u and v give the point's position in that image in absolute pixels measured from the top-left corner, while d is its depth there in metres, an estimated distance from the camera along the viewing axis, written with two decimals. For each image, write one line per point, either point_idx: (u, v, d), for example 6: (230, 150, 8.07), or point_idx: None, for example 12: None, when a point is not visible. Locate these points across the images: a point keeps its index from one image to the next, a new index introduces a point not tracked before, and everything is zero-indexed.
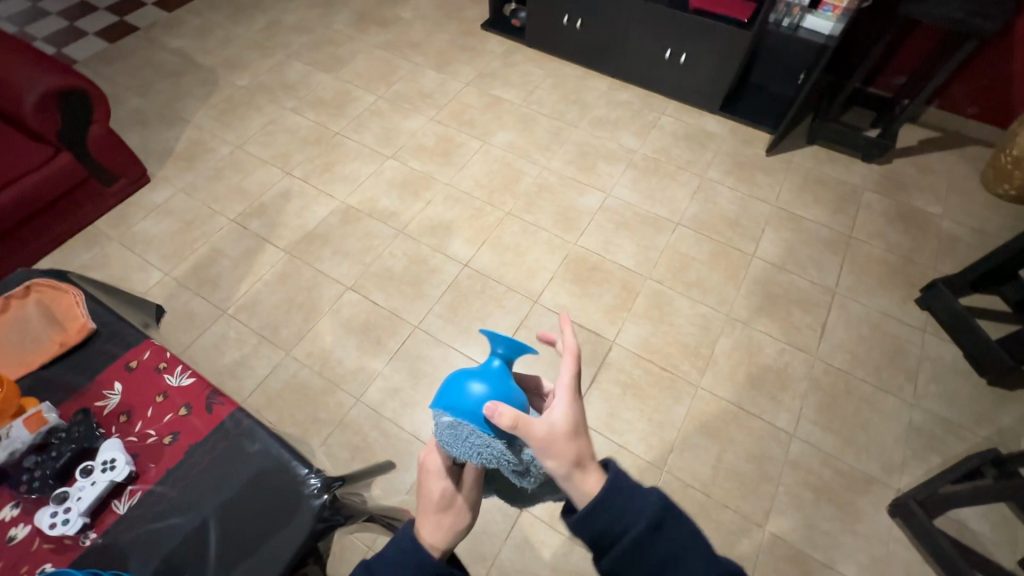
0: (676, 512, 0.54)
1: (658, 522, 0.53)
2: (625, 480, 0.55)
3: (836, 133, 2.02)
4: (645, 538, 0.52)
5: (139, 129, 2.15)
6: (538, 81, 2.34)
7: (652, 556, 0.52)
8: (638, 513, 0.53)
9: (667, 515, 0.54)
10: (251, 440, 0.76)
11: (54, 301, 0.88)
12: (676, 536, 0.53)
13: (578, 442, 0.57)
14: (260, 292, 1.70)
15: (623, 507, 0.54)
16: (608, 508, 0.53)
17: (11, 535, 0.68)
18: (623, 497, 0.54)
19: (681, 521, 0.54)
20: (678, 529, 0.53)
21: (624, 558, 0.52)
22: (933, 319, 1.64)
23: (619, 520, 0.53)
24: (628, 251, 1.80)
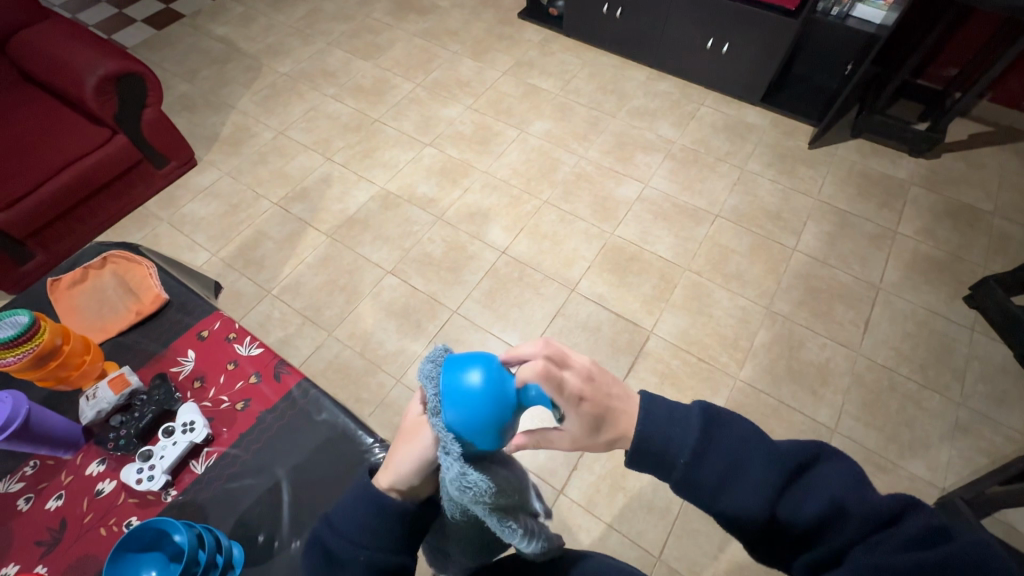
0: (722, 416, 0.57)
1: (706, 429, 0.56)
2: (661, 401, 0.59)
3: (881, 126, 1.98)
4: (703, 445, 0.55)
5: (186, 114, 2.21)
6: (576, 70, 2.33)
7: (713, 464, 0.54)
8: (685, 430, 0.56)
9: (715, 418, 0.57)
10: (318, 409, 0.78)
11: (128, 272, 0.92)
12: (727, 438, 0.55)
13: (606, 429, 0.60)
14: (303, 274, 1.75)
15: (669, 428, 0.57)
16: (654, 435, 0.57)
17: (99, 489, 0.73)
18: (666, 419, 0.57)
19: (730, 422, 0.56)
20: (730, 431, 0.56)
21: (688, 473, 0.55)
22: (982, 318, 1.60)
23: (670, 442, 0.56)
24: (666, 242, 1.79)
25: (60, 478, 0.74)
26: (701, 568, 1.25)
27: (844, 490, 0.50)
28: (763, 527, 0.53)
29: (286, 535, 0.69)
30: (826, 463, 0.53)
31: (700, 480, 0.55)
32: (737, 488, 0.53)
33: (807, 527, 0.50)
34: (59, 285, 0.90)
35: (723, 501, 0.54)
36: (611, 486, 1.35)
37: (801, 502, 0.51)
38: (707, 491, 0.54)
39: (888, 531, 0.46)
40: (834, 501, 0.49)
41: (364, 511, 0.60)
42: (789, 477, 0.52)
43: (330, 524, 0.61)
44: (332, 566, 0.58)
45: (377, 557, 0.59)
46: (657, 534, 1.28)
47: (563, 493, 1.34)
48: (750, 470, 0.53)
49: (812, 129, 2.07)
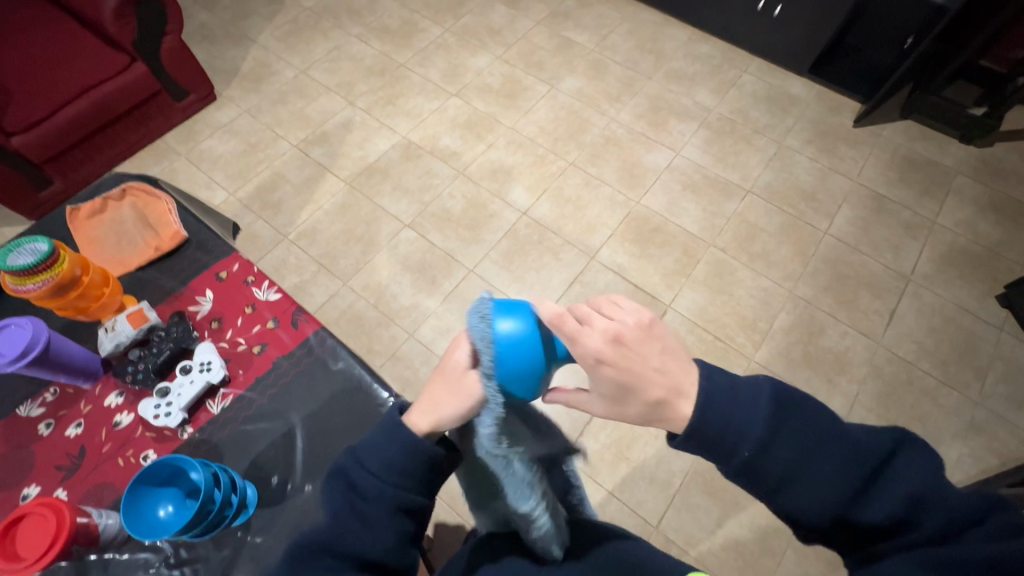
0: (790, 399, 0.51)
1: (773, 417, 0.50)
2: (722, 375, 0.52)
3: (936, 109, 1.87)
4: (772, 434, 0.49)
5: (206, 45, 2.14)
6: (614, 25, 2.20)
7: (780, 457, 0.49)
8: (750, 417, 0.50)
9: (784, 401, 0.50)
10: (334, 358, 0.78)
11: (148, 207, 0.91)
12: (796, 427, 0.50)
13: (632, 401, 0.52)
14: (320, 221, 1.72)
15: (733, 413, 0.50)
16: (715, 419, 0.50)
17: (117, 421, 0.74)
18: (728, 401, 0.51)
19: (799, 408, 0.50)
20: (799, 419, 0.50)
21: (751, 464, 0.49)
22: (1014, 318, 1.55)
23: (733, 427, 0.50)
24: (693, 215, 1.73)
25: (80, 406, 0.75)
26: (698, 541, 1.26)
27: (923, 487, 0.45)
28: (829, 524, 0.48)
29: (299, 480, 0.70)
30: (904, 455, 0.48)
31: (764, 474, 0.49)
32: (806, 487, 0.48)
33: (873, 526, 0.47)
34: (78, 214, 0.89)
35: (787, 500, 0.49)
36: (616, 455, 1.35)
37: (873, 499, 0.47)
38: (767, 487, 0.49)
39: (967, 529, 0.44)
40: (907, 499, 0.45)
41: (393, 448, 0.58)
42: (864, 473, 0.47)
43: (355, 457, 0.59)
44: (353, 498, 0.57)
45: (400, 497, 0.58)
46: (657, 505, 1.30)
47: None
48: (820, 465, 0.48)
49: (859, 106, 1.95)
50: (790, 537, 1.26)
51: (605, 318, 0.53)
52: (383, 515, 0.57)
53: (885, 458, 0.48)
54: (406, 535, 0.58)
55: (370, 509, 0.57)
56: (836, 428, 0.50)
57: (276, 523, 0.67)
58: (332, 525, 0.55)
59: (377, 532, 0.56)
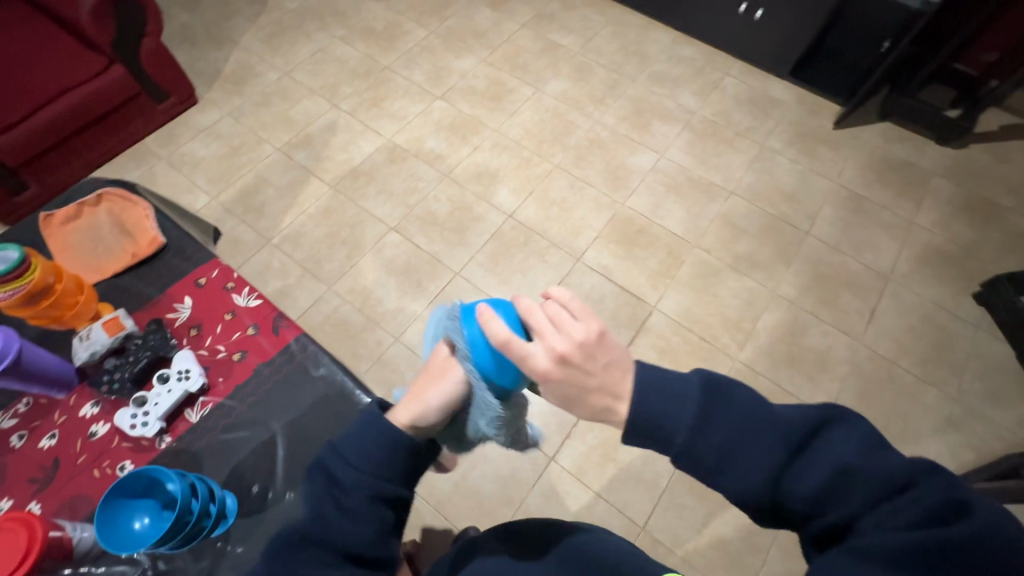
0: (723, 386, 0.52)
1: (705, 405, 0.51)
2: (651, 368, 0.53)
3: (913, 110, 1.91)
4: (701, 417, 0.50)
5: (187, 47, 2.11)
6: (598, 28, 2.22)
7: (714, 441, 0.50)
8: (682, 406, 0.51)
9: (712, 387, 0.52)
10: (316, 364, 0.77)
11: (125, 213, 0.89)
12: (729, 411, 0.50)
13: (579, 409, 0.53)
14: (304, 225, 1.71)
15: (664, 408, 0.51)
16: (647, 415, 0.51)
17: (93, 432, 0.72)
18: (661, 393, 0.51)
19: (729, 394, 0.51)
20: (733, 406, 0.51)
21: (688, 451, 0.50)
22: (989, 316, 1.58)
23: (666, 421, 0.51)
24: (677, 217, 1.75)
25: (54, 417, 0.73)
26: (684, 540, 1.27)
27: (849, 460, 0.46)
28: (767, 499, 0.49)
29: (280, 488, 0.69)
30: (833, 429, 0.48)
31: (701, 457, 0.50)
32: (740, 469, 0.49)
33: (808, 501, 0.46)
34: (52, 221, 0.87)
35: (726, 482, 0.50)
36: (603, 456, 1.36)
37: (802, 474, 0.47)
38: (706, 471, 0.50)
39: (892, 500, 0.43)
40: (837, 471, 0.46)
41: (372, 441, 0.58)
42: (790, 449, 0.48)
43: (334, 450, 0.59)
44: (334, 490, 0.57)
45: (379, 486, 0.58)
46: (643, 505, 1.31)
47: (555, 460, 1.35)
48: (753, 446, 0.49)
49: (839, 108, 1.99)
50: (774, 534, 1.27)
51: (557, 333, 0.52)
52: (362, 506, 0.57)
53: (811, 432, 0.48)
54: (387, 524, 0.59)
55: (349, 500, 0.57)
56: (765, 411, 0.50)
57: (256, 532, 0.66)
58: (311, 518, 0.56)
59: (356, 524, 0.56)
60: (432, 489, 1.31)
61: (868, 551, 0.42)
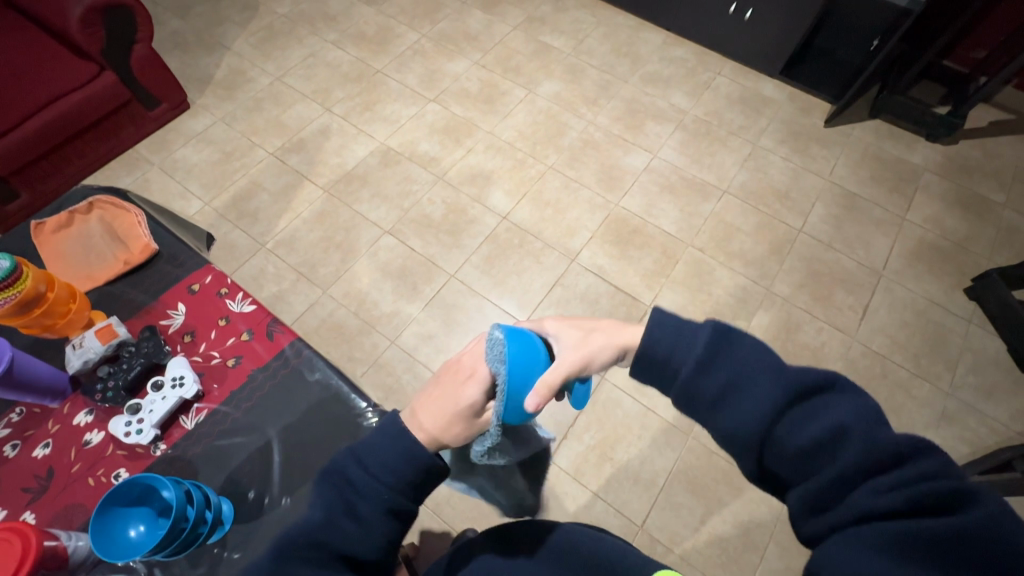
0: (735, 340, 0.53)
1: (711, 352, 0.53)
2: (674, 323, 0.57)
3: (902, 108, 1.92)
4: (707, 363, 0.52)
5: (178, 53, 2.11)
6: (590, 29, 2.22)
7: (714, 382, 0.52)
8: (689, 349, 0.54)
9: (726, 340, 0.53)
10: (311, 369, 0.77)
11: (116, 220, 0.89)
12: (737, 359, 0.52)
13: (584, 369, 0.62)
14: (298, 229, 1.70)
15: (675, 346, 0.56)
16: (657, 348, 0.56)
17: (87, 440, 0.72)
18: (671, 339, 0.56)
19: (741, 347, 0.52)
20: (742, 353, 0.52)
21: (689, 389, 0.53)
22: (981, 310, 1.59)
23: (673, 358, 0.55)
24: (671, 216, 1.75)
25: (48, 426, 0.73)
26: (683, 539, 1.28)
27: (846, 423, 0.45)
28: (758, 446, 0.49)
29: (276, 494, 0.69)
30: (838, 392, 0.47)
31: (701, 395, 0.53)
32: (735, 407, 0.50)
33: (798, 453, 0.46)
34: (43, 229, 0.87)
35: (720, 421, 0.52)
36: (600, 456, 1.36)
37: (797, 426, 0.47)
38: (704, 410, 0.53)
39: (887, 477, 0.41)
40: (831, 431, 0.45)
41: (394, 448, 0.58)
42: (793, 399, 0.48)
43: (356, 456, 0.58)
44: (348, 498, 0.57)
45: (394, 498, 0.57)
46: (642, 505, 1.31)
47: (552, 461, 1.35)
48: (754, 392, 0.50)
49: (829, 106, 2.00)
50: (771, 531, 1.28)
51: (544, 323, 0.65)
52: (375, 515, 0.57)
53: (817, 392, 0.48)
54: (389, 542, 0.57)
55: (363, 509, 0.56)
56: (775, 363, 0.51)
57: (254, 537, 0.66)
58: (322, 522, 0.54)
59: (366, 534, 0.56)
60: (430, 491, 1.31)
61: (858, 533, 0.40)
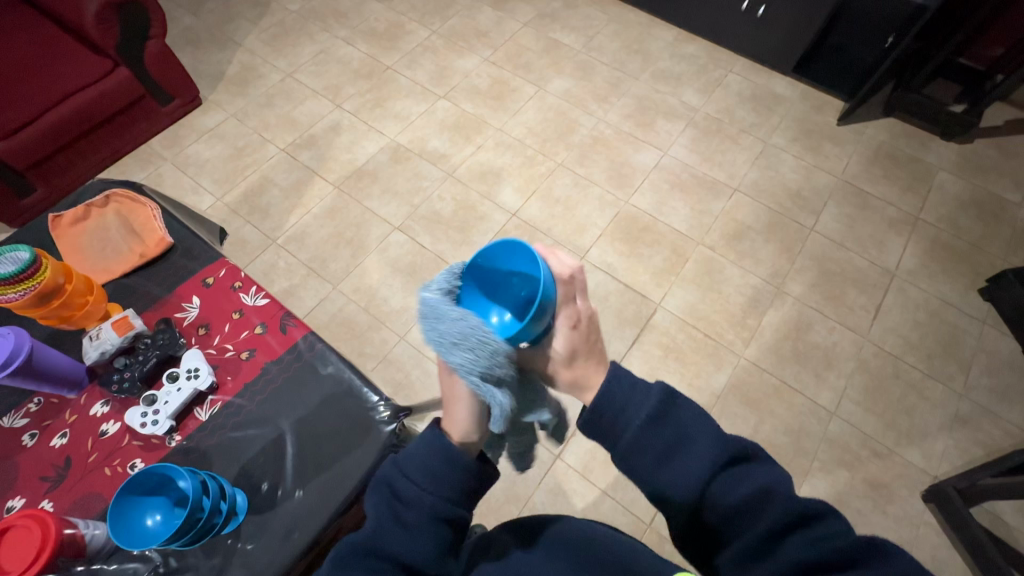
0: (679, 401, 0.54)
1: (661, 410, 0.53)
2: (625, 374, 0.55)
3: (917, 106, 1.90)
4: (653, 423, 0.53)
5: (191, 49, 2.12)
6: (601, 26, 2.21)
7: (657, 441, 0.52)
8: (641, 404, 0.54)
9: (672, 401, 0.54)
10: (324, 362, 0.78)
11: (132, 213, 0.90)
12: (681, 421, 0.53)
13: (589, 358, 0.59)
14: (309, 225, 1.71)
15: (625, 399, 0.54)
16: (611, 400, 0.54)
17: (103, 430, 0.73)
18: (626, 393, 0.54)
19: (683, 409, 0.53)
20: (687, 416, 0.53)
21: (630, 447, 0.53)
22: (995, 311, 1.57)
23: (621, 416, 0.54)
24: (682, 214, 1.75)
25: (65, 416, 0.74)
26: None
27: (773, 484, 0.49)
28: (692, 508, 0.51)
29: (289, 486, 0.69)
30: (764, 463, 0.52)
31: (643, 454, 0.53)
32: (677, 472, 0.51)
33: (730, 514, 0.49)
34: (61, 221, 0.88)
35: (658, 477, 0.52)
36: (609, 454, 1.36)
37: (728, 488, 0.50)
38: (643, 465, 0.53)
39: (812, 531, 0.46)
40: (761, 492, 0.49)
41: (435, 460, 0.58)
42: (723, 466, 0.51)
43: (398, 467, 0.60)
44: (397, 507, 0.58)
45: (441, 505, 0.58)
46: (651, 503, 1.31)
47: (560, 458, 1.35)
48: (693, 453, 0.52)
49: (843, 104, 1.98)
50: None
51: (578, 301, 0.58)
52: (425, 522, 0.57)
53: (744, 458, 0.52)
54: (446, 541, 0.59)
55: (411, 517, 0.57)
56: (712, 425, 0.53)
57: (267, 529, 0.67)
58: (377, 532, 0.56)
59: (417, 540, 0.57)
60: None
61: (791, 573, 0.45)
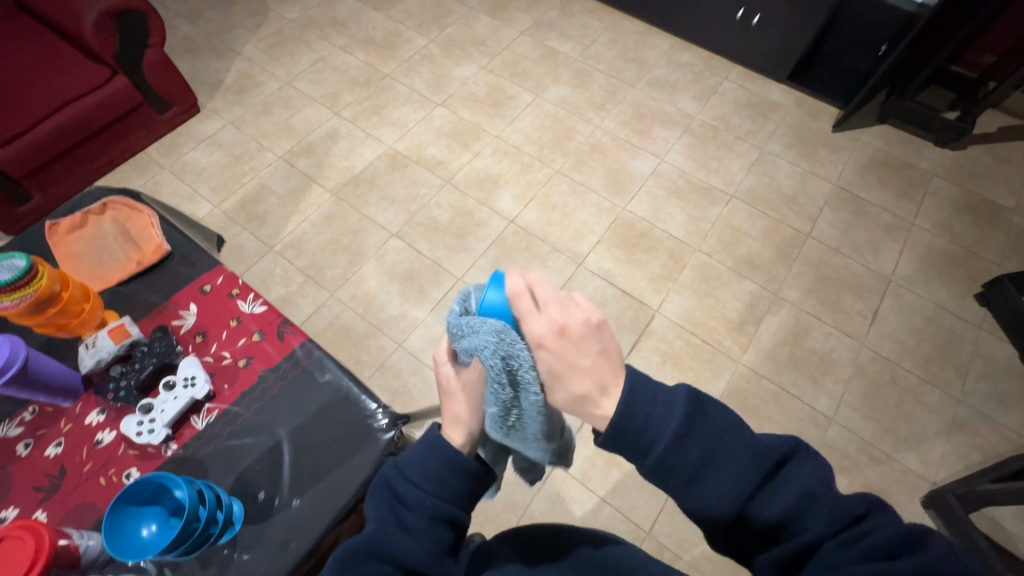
0: (706, 406, 0.50)
1: (690, 420, 0.50)
2: (646, 383, 0.51)
3: (912, 113, 1.92)
4: (683, 436, 0.49)
5: (189, 58, 2.13)
6: (597, 34, 2.23)
7: (691, 455, 0.49)
8: (668, 417, 0.50)
9: (700, 409, 0.50)
10: (322, 370, 0.77)
11: (129, 221, 0.90)
12: (710, 429, 0.49)
13: (579, 377, 0.50)
14: (306, 232, 1.71)
15: (651, 413, 0.50)
16: (634, 418, 0.49)
17: (99, 439, 0.72)
18: (650, 404, 0.50)
19: (713, 414, 0.50)
20: (715, 424, 0.50)
21: (663, 465, 0.49)
22: (991, 316, 1.58)
23: (648, 431, 0.50)
24: (678, 221, 1.75)
25: (60, 425, 0.73)
26: (690, 545, 1.26)
27: (812, 488, 0.47)
28: (731, 520, 0.49)
29: (286, 495, 0.69)
30: (798, 462, 0.49)
31: (676, 470, 0.49)
32: (714, 486, 0.49)
33: (771, 523, 0.48)
34: (58, 229, 0.87)
35: (694, 492, 0.49)
36: (607, 461, 1.35)
37: (767, 499, 0.48)
38: (678, 481, 0.50)
39: (853, 530, 0.45)
40: (801, 497, 0.47)
41: (436, 459, 0.59)
42: (761, 474, 0.49)
43: (399, 469, 0.60)
44: (398, 509, 0.58)
45: (442, 506, 0.58)
46: (649, 511, 1.30)
47: (559, 465, 1.35)
48: (727, 462, 0.49)
49: (837, 112, 2.00)
50: None
51: (563, 309, 0.49)
52: (425, 523, 0.58)
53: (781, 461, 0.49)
54: (445, 545, 0.59)
55: (413, 518, 0.58)
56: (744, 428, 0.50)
57: (264, 538, 0.66)
58: (378, 532, 0.56)
59: (420, 541, 0.57)
60: None
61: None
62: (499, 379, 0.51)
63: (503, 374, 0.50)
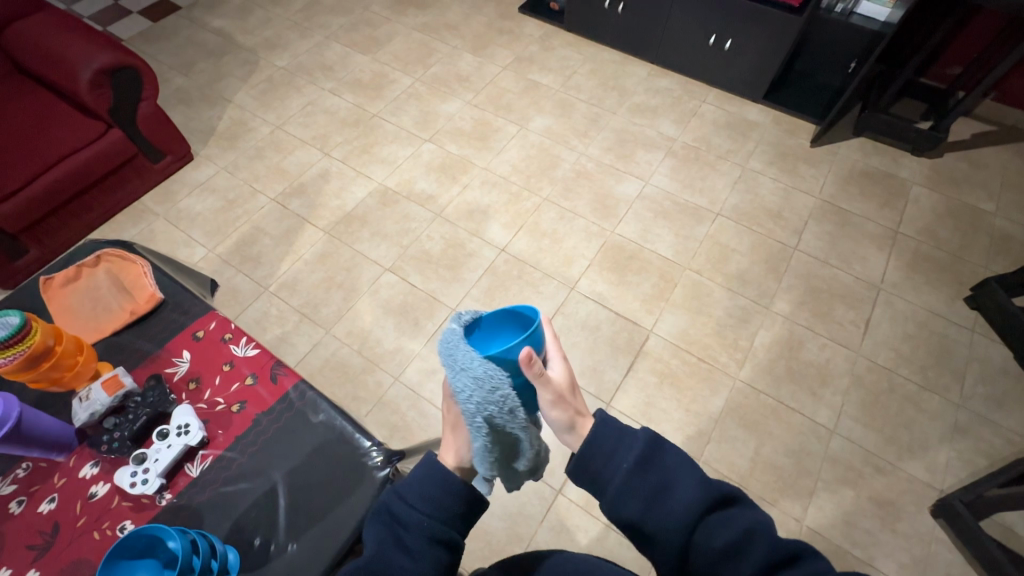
0: (664, 446, 0.57)
1: (647, 456, 0.56)
2: (613, 421, 0.59)
3: (886, 125, 1.96)
4: (639, 468, 0.55)
5: (182, 108, 2.19)
6: (577, 66, 2.31)
7: (645, 486, 0.55)
8: (626, 449, 0.57)
9: (656, 447, 0.56)
10: (315, 410, 0.78)
11: (123, 271, 0.91)
12: (665, 465, 0.56)
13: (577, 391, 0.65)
14: (300, 271, 1.73)
15: (613, 444, 0.57)
16: (598, 447, 0.57)
17: (93, 492, 0.72)
18: (612, 437, 0.58)
19: (669, 453, 0.56)
20: (670, 461, 0.56)
21: (620, 493, 0.55)
22: (983, 319, 1.59)
23: (609, 459, 0.57)
24: (667, 241, 1.78)
25: (53, 481, 0.73)
26: None
27: (755, 526, 0.52)
28: (678, 550, 0.54)
29: (282, 539, 0.68)
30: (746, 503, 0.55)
31: (632, 498, 0.55)
32: (665, 516, 0.54)
33: (716, 556, 0.52)
34: (52, 283, 0.89)
35: (649, 518, 0.54)
36: None
37: (710, 533, 0.53)
38: (635, 508, 0.55)
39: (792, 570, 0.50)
40: (744, 535, 0.52)
41: (433, 482, 0.62)
42: (709, 510, 0.54)
43: (397, 493, 0.62)
44: (397, 531, 0.60)
45: (438, 527, 0.60)
46: None
47: (562, 493, 1.33)
48: (678, 495, 0.54)
49: (814, 127, 2.05)
50: None
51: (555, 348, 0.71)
52: (423, 545, 0.59)
53: (727, 500, 0.55)
54: (442, 566, 0.60)
55: (411, 539, 0.59)
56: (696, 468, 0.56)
57: None
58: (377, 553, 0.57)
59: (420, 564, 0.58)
60: None
61: None
62: (476, 425, 0.57)
63: (480, 420, 0.57)
